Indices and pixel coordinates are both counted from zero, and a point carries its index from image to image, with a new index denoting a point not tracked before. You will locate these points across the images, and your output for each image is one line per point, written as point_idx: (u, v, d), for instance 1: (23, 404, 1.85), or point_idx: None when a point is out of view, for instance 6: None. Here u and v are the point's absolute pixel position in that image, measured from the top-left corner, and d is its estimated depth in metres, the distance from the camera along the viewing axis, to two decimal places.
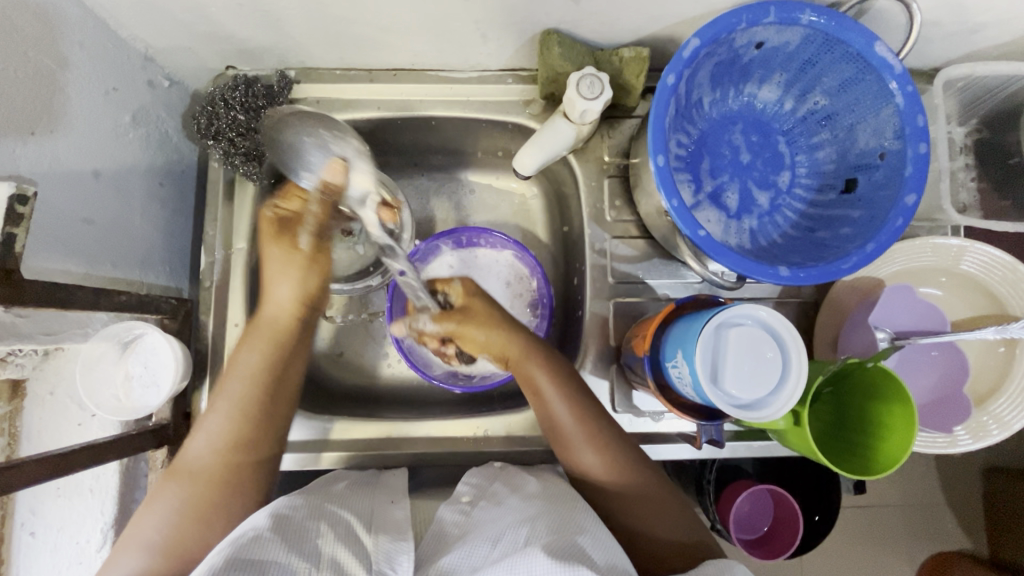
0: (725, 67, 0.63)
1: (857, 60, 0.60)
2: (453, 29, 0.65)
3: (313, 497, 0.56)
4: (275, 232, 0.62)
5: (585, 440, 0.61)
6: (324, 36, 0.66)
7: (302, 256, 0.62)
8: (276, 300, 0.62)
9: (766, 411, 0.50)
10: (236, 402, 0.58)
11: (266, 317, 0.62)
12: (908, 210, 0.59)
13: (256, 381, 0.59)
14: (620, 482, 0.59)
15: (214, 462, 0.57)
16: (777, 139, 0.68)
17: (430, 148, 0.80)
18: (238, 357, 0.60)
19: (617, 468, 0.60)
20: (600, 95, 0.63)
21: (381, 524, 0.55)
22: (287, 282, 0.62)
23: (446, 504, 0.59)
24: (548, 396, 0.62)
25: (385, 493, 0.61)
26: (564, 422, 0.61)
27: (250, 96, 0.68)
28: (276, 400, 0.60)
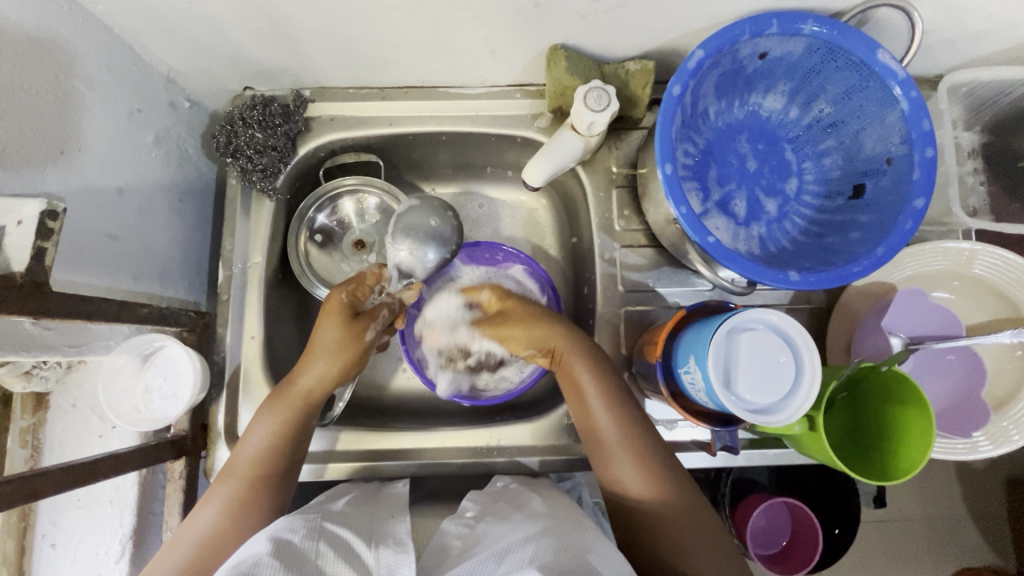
0: (730, 77, 0.64)
1: (861, 68, 0.61)
2: (463, 48, 0.67)
3: (314, 516, 0.56)
4: (347, 316, 0.66)
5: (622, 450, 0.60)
6: (339, 57, 0.68)
7: (354, 335, 0.65)
8: (319, 376, 0.64)
9: (781, 415, 0.50)
10: (256, 462, 0.60)
11: (298, 390, 0.63)
12: (917, 213, 0.59)
13: (275, 446, 0.61)
14: (661, 491, 0.58)
15: (232, 482, 0.59)
16: (783, 147, 0.69)
17: (441, 163, 0.82)
18: (259, 420, 0.62)
19: (658, 488, 0.58)
20: (606, 107, 0.64)
21: (380, 539, 0.55)
22: (319, 358, 0.64)
23: (450, 518, 0.59)
24: (591, 402, 0.62)
25: (385, 510, 0.61)
26: (605, 423, 0.61)
27: (268, 114, 0.70)
28: (285, 460, 0.62)
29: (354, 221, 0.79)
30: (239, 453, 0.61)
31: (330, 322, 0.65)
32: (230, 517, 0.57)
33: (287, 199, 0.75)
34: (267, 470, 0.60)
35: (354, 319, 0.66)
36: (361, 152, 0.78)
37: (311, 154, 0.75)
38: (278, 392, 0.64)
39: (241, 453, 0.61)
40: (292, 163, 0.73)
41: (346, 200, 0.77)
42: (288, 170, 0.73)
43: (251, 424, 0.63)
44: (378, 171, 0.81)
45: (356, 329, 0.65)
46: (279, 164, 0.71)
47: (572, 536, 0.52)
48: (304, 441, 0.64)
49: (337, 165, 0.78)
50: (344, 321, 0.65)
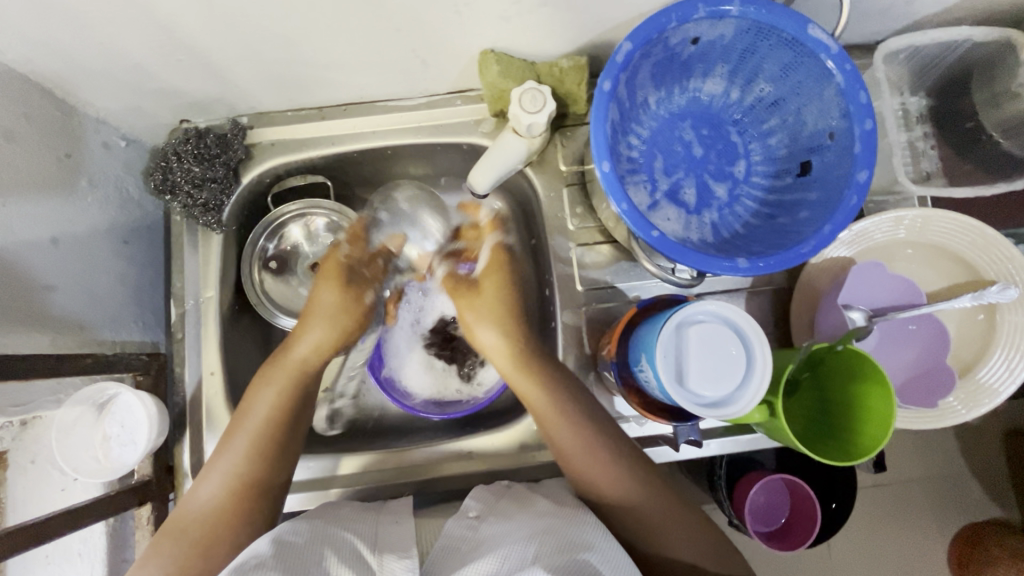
0: (665, 65, 0.63)
1: (794, 44, 0.60)
2: (394, 61, 0.66)
3: (316, 520, 0.57)
4: (341, 292, 0.71)
5: (607, 481, 0.60)
6: (269, 81, 0.67)
7: (363, 300, 0.73)
8: (312, 338, 0.68)
9: (735, 407, 0.49)
10: (253, 437, 0.61)
11: (294, 358, 0.67)
12: (862, 187, 0.58)
13: (277, 417, 0.63)
14: (619, 482, 0.60)
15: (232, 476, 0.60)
16: (728, 130, 0.68)
17: (392, 176, 0.81)
18: (258, 394, 0.64)
19: (622, 482, 0.60)
20: (542, 108, 0.63)
21: (386, 546, 0.55)
22: (317, 338, 0.68)
23: (454, 518, 0.58)
24: (547, 414, 0.63)
25: (390, 515, 0.60)
26: (591, 447, 0.62)
27: (203, 146, 0.68)
28: (289, 438, 0.64)
29: (306, 245, 0.77)
30: (234, 433, 0.62)
31: (328, 285, 0.72)
32: (232, 496, 0.59)
33: (235, 229, 0.74)
34: (263, 468, 0.61)
35: (351, 281, 0.73)
36: (307, 174, 0.77)
37: (256, 181, 0.74)
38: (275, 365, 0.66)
39: (243, 428, 0.62)
40: (235, 194, 0.72)
41: (294, 226, 0.76)
42: (232, 201, 0.72)
43: (251, 395, 0.64)
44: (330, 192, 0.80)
45: (355, 289, 0.73)
46: (221, 196, 0.70)
47: (571, 532, 0.53)
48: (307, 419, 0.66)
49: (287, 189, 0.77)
50: (341, 283, 0.72)
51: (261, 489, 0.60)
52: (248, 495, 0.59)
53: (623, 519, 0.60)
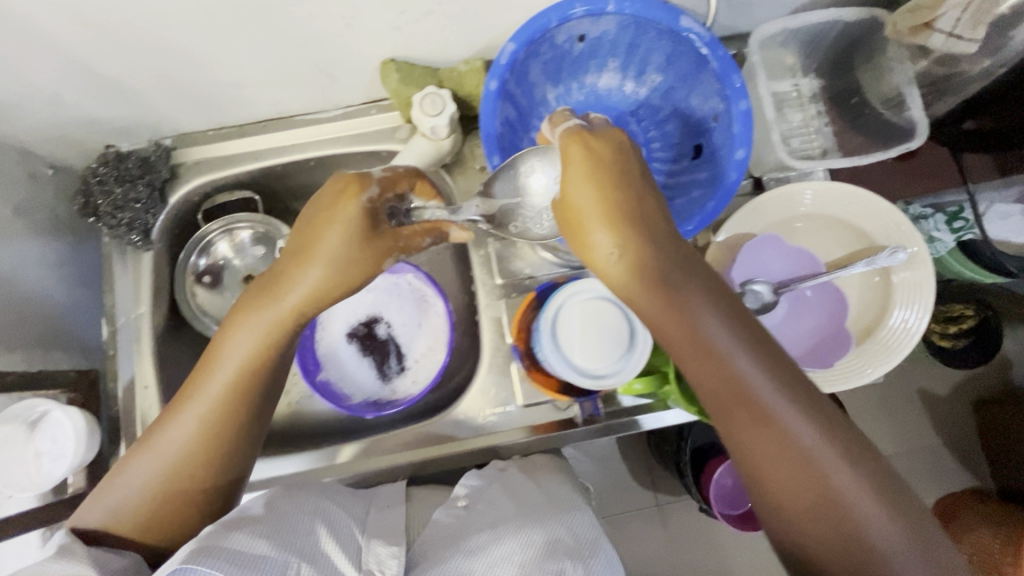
0: (556, 63, 0.67)
1: (670, 35, 0.63)
2: (303, 75, 0.69)
3: (298, 491, 0.58)
4: (367, 230, 0.55)
5: (772, 436, 0.45)
6: (187, 102, 0.70)
7: (367, 253, 0.56)
8: (307, 290, 0.55)
9: (628, 370, 0.52)
10: (206, 406, 0.54)
11: (292, 308, 0.55)
12: (740, 164, 0.61)
13: (247, 374, 0.54)
14: (816, 446, 0.45)
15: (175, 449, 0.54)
16: (627, 120, 0.72)
17: (321, 187, 0.84)
18: (233, 341, 0.54)
19: (815, 446, 0.45)
20: (443, 110, 0.67)
21: (378, 528, 0.58)
22: (320, 284, 0.55)
23: (443, 506, 0.61)
24: (736, 351, 0.46)
25: (382, 499, 0.63)
26: (762, 398, 0.45)
27: (124, 169, 0.71)
28: (248, 412, 0.55)
29: (234, 258, 0.79)
30: (188, 398, 0.54)
31: (353, 235, 0.55)
32: (199, 462, 0.54)
33: (166, 246, 0.76)
34: (214, 441, 0.54)
35: (379, 233, 0.56)
36: (236, 189, 0.80)
37: (184, 200, 0.76)
38: (259, 302, 0.55)
39: (199, 398, 0.54)
40: (161, 213, 0.74)
41: (220, 241, 0.78)
42: (160, 220, 0.75)
43: (223, 338, 0.55)
44: (257, 206, 0.82)
45: (383, 245, 0.56)
46: (146, 216, 0.72)
47: (562, 521, 0.57)
48: (271, 388, 0.57)
49: (218, 206, 0.80)
50: (367, 233, 0.55)
51: (227, 456, 0.55)
52: (205, 463, 0.54)
53: (775, 474, 0.46)
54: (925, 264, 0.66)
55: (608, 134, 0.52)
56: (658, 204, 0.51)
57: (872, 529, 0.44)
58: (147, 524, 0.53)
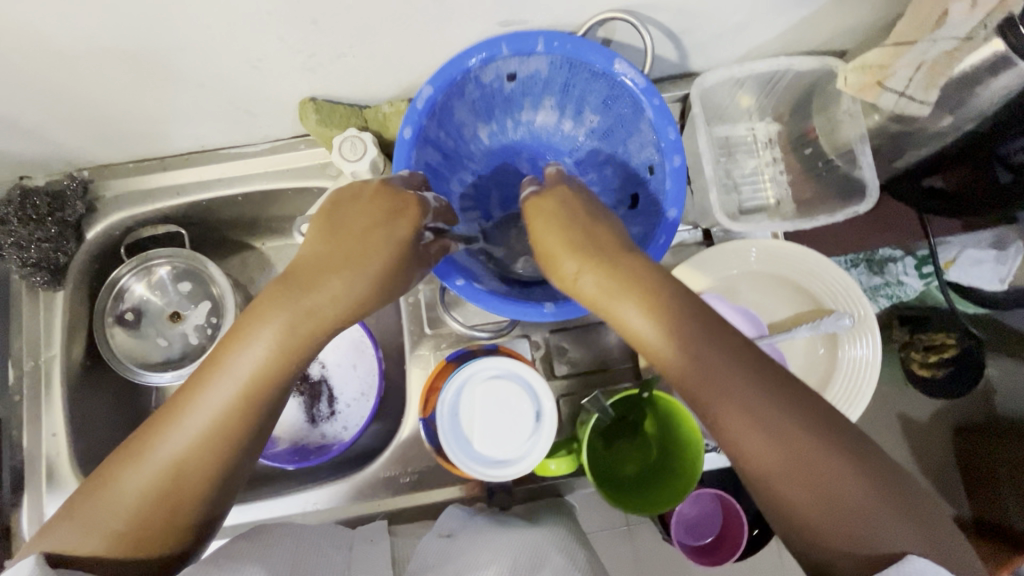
0: (485, 101, 0.63)
1: (605, 78, 0.58)
2: (219, 111, 0.65)
3: (262, 530, 0.54)
4: (405, 239, 0.51)
5: (794, 469, 0.39)
6: (97, 136, 0.66)
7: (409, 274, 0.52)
8: (341, 298, 0.47)
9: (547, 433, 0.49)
10: (240, 398, 0.44)
11: (319, 311, 0.46)
12: (671, 226, 0.57)
13: (267, 375, 0.45)
14: (812, 448, 0.40)
15: (155, 464, 0.43)
16: (564, 161, 0.69)
17: (253, 220, 0.80)
18: (246, 341, 0.45)
19: (808, 448, 0.40)
20: (364, 154, 0.62)
21: (361, 562, 0.54)
22: (348, 281, 0.48)
23: (427, 536, 0.59)
24: (709, 354, 0.42)
25: (363, 534, 0.60)
26: (770, 418, 0.40)
27: (30, 208, 0.68)
28: (250, 419, 0.45)
29: (154, 297, 0.76)
30: (205, 393, 0.44)
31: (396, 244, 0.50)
32: (159, 493, 0.43)
33: (86, 284, 0.73)
34: (222, 459, 0.44)
35: (416, 251, 0.52)
36: (161, 224, 0.76)
37: (103, 235, 0.73)
38: (283, 289, 0.46)
39: (215, 388, 0.44)
40: (72, 250, 0.70)
41: (136, 282, 0.75)
42: (75, 257, 0.71)
43: (229, 342, 0.45)
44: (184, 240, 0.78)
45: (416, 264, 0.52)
46: (56, 254, 0.69)
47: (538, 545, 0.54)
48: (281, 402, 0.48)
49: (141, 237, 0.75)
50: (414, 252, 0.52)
51: (213, 475, 0.44)
52: (175, 487, 0.43)
53: (788, 487, 0.39)
54: (870, 331, 0.62)
55: (557, 188, 0.55)
56: (619, 233, 0.51)
57: (885, 537, 0.38)
58: (124, 540, 0.42)
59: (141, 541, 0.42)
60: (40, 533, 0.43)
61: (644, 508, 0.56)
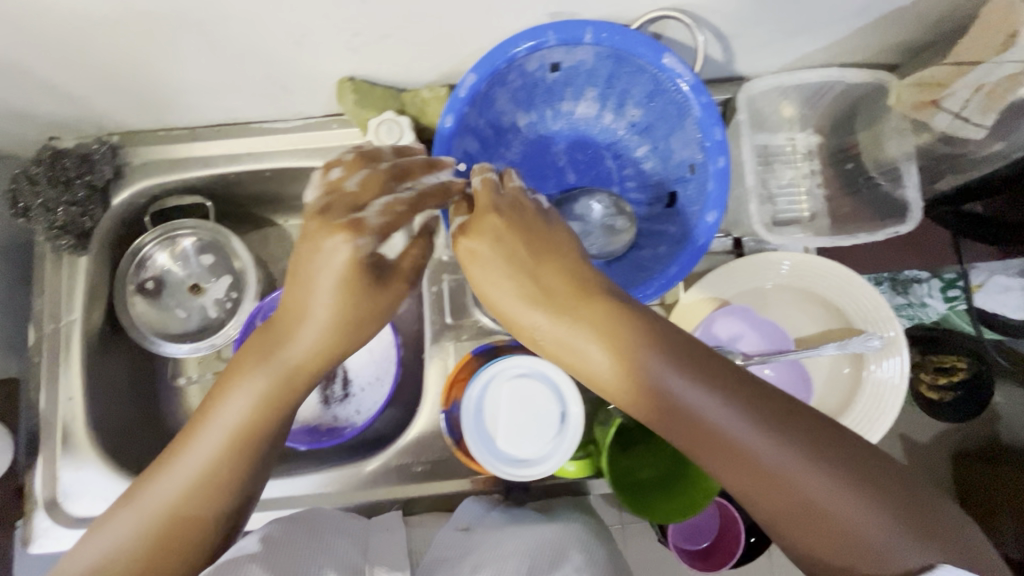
0: (527, 90, 0.62)
1: (652, 73, 0.57)
2: (254, 85, 0.64)
3: (299, 521, 0.54)
4: (371, 288, 0.48)
5: (814, 514, 0.38)
6: (130, 101, 0.65)
7: (377, 303, 0.48)
8: (306, 345, 0.48)
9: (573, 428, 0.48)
10: (229, 445, 0.46)
11: (295, 360, 0.47)
12: (710, 229, 0.56)
13: (252, 424, 0.47)
14: (792, 473, 0.38)
15: (138, 508, 0.44)
16: (602, 154, 0.67)
17: (277, 197, 0.79)
18: (230, 393, 0.47)
19: (788, 478, 0.38)
20: (399, 139, 0.62)
21: (376, 549, 0.54)
22: (322, 337, 0.48)
23: (445, 529, 0.60)
24: (680, 395, 0.40)
25: (378, 523, 0.60)
26: (760, 461, 0.39)
27: (58, 169, 0.67)
28: (235, 461, 0.46)
29: (176, 268, 0.75)
30: (199, 436, 0.46)
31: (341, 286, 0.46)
32: (150, 540, 0.43)
33: (108, 250, 0.73)
34: (220, 499, 0.46)
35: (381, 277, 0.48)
36: (186, 195, 0.75)
37: (128, 202, 0.72)
38: (258, 350, 0.48)
39: (207, 431, 0.46)
40: (96, 216, 0.70)
41: (159, 252, 0.74)
42: (100, 222, 0.71)
43: (218, 394, 0.47)
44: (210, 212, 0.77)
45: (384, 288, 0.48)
46: (83, 218, 0.68)
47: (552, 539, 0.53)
48: (269, 447, 0.49)
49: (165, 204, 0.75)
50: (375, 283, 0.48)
51: (206, 519, 0.45)
52: (167, 537, 0.44)
53: (773, 511, 0.39)
54: (898, 353, 0.62)
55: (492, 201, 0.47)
56: (565, 262, 0.45)
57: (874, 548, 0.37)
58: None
59: None
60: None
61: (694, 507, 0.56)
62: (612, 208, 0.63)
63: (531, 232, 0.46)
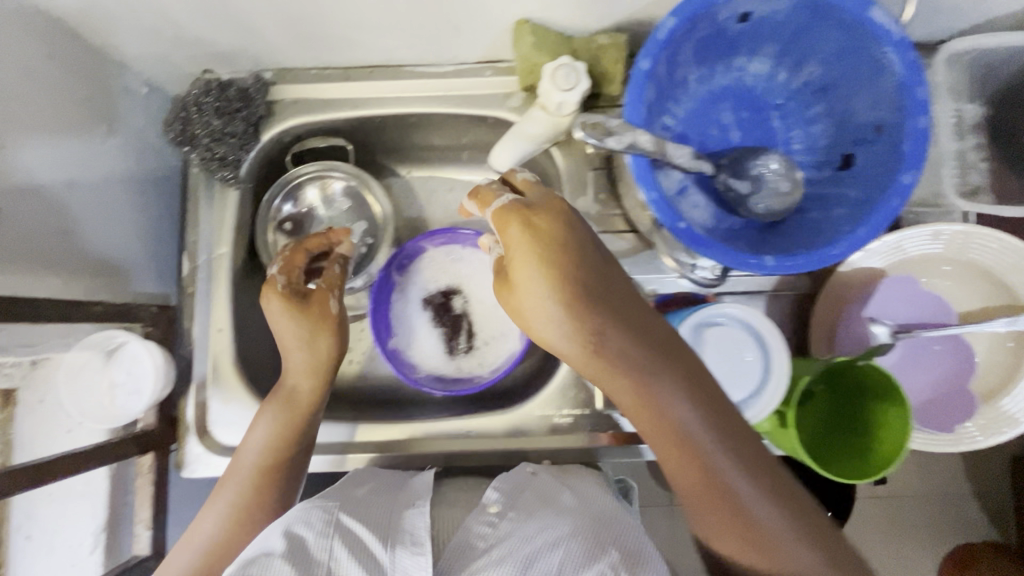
0: (710, 42, 0.60)
1: (852, 27, 0.56)
2: (424, 24, 0.63)
3: (331, 503, 0.54)
4: (311, 322, 0.65)
5: (754, 539, 0.43)
6: (295, 35, 0.65)
7: (314, 332, 0.65)
8: (294, 368, 0.65)
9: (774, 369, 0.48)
10: (259, 465, 0.61)
11: (286, 386, 0.65)
12: (904, 190, 0.54)
13: (279, 445, 0.62)
14: (758, 527, 0.44)
15: (230, 489, 0.61)
16: (769, 114, 0.65)
17: (412, 145, 0.79)
18: (257, 425, 0.63)
19: (752, 531, 0.44)
20: (575, 86, 0.61)
21: (398, 533, 0.50)
22: (313, 354, 0.65)
23: (474, 513, 0.53)
24: (693, 438, 0.45)
25: (407, 499, 0.56)
26: (744, 506, 0.44)
27: (225, 100, 0.67)
28: (278, 468, 0.62)
29: (320, 208, 0.76)
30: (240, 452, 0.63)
31: (291, 316, 0.64)
32: (234, 520, 0.59)
33: (253, 187, 0.73)
34: (280, 493, 0.62)
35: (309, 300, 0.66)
36: (328, 137, 0.75)
37: (275, 140, 0.72)
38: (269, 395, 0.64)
39: (241, 457, 0.62)
40: (252, 149, 0.70)
41: (310, 188, 0.75)
42: (251, 158, 0.71)
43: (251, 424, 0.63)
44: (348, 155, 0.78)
45: (319, 310, 0.66)
46: (241, 151, 0.69)
47: (605, 534, 0.48)
48: (303, 455, 0.64)
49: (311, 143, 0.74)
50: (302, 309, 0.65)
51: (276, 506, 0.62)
52: (247, 516, 0.59)
53: (735, 553, 0.45)
54: None
55: (550, 204, 0.49)
56: (618, 280, 0.48)
57: None
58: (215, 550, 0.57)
59: (219, 563, 0.57)
60: (177, 546, 0.59)
61: (882, 466, 0.52)
62: (782, 170, 0.61)
63: (589, 249, 0.48)
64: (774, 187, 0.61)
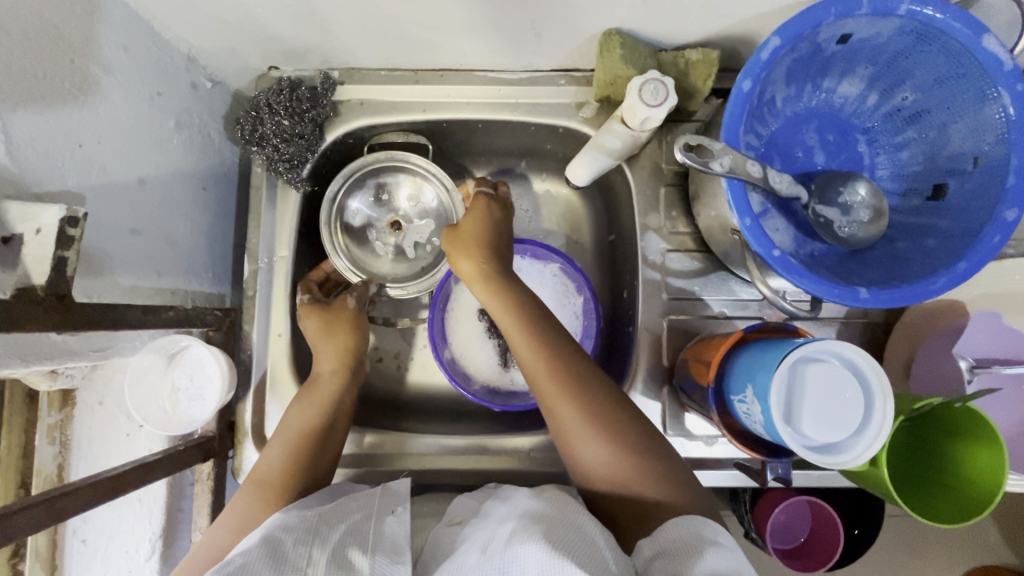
0: (805, 62, 0.57)
1: (961, 55, 0.54)
2: (507, 31, 0.61)
3: (312, 513, 0.51)
4: (321, 327, 0.66)
5: (611, 453, 0.53)
6: (373, 37, 0.63)
7: (331, 331, 0.66)
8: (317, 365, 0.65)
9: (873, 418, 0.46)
10: (291, 457, 0.59)
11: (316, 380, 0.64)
12: (1007, 227, 0.53)
13: (310, 434, 0.60)
14: (617, 453, 0.53)
15: (261, 485, 0.57)
16: (856, 138, 0.63)
17: (473, 150, 0.77)
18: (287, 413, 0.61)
19: (619, 459, 0.53)
20: (664, 102, 0.57)
21: (378, 541, 0.48)
22: (338, 347, 0.66)
23: (439, 527, 0.53)
24: (556, 382, 0.56)
25: (385, 502, 0.54)
26: (608, 435, 0.54)
27: (295, 100, 0.65)
28: (309, 458, 0.60)
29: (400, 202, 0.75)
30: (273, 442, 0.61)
31: (307, 317, 0.66)
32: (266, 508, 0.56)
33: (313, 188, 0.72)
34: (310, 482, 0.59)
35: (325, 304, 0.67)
36: (410, 133, 0.73)
37: (339, 141, 0.71)
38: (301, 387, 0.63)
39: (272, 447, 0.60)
40: (319, 150, 0.69)
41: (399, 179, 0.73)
42: (315, 158, 0.69)
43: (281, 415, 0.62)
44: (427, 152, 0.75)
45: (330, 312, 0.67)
46: (307, 152, 0.67)
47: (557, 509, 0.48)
48: (331, 446, 0.62)
49: (382, 144, 0.73)
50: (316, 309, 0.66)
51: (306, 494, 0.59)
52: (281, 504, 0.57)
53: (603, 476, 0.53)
54: None
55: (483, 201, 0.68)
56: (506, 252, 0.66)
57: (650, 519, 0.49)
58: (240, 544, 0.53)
59: None
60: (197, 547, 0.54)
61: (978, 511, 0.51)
62: (871, 200, 0.58)
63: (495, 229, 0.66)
64: (857, 216, 0.58)
